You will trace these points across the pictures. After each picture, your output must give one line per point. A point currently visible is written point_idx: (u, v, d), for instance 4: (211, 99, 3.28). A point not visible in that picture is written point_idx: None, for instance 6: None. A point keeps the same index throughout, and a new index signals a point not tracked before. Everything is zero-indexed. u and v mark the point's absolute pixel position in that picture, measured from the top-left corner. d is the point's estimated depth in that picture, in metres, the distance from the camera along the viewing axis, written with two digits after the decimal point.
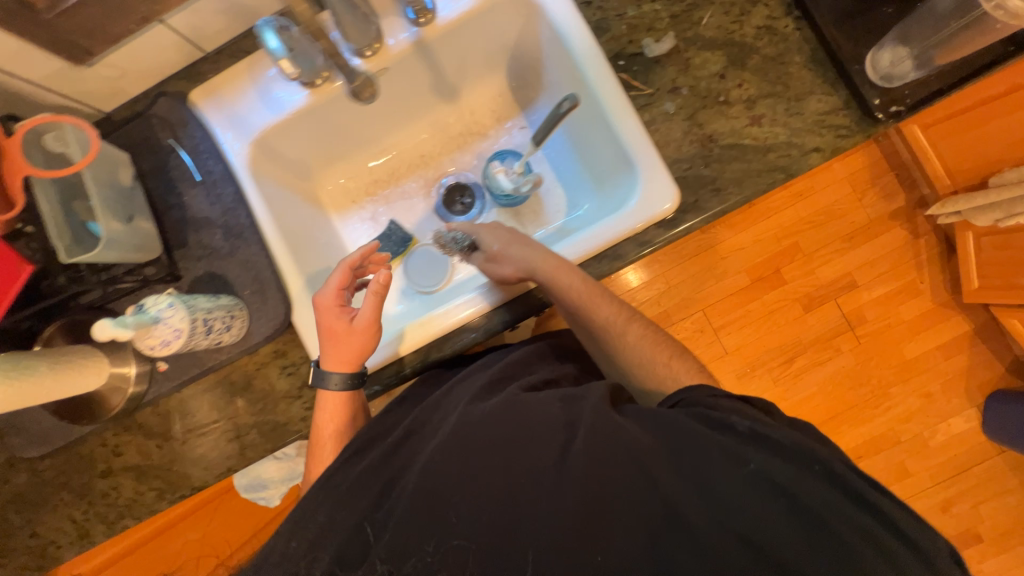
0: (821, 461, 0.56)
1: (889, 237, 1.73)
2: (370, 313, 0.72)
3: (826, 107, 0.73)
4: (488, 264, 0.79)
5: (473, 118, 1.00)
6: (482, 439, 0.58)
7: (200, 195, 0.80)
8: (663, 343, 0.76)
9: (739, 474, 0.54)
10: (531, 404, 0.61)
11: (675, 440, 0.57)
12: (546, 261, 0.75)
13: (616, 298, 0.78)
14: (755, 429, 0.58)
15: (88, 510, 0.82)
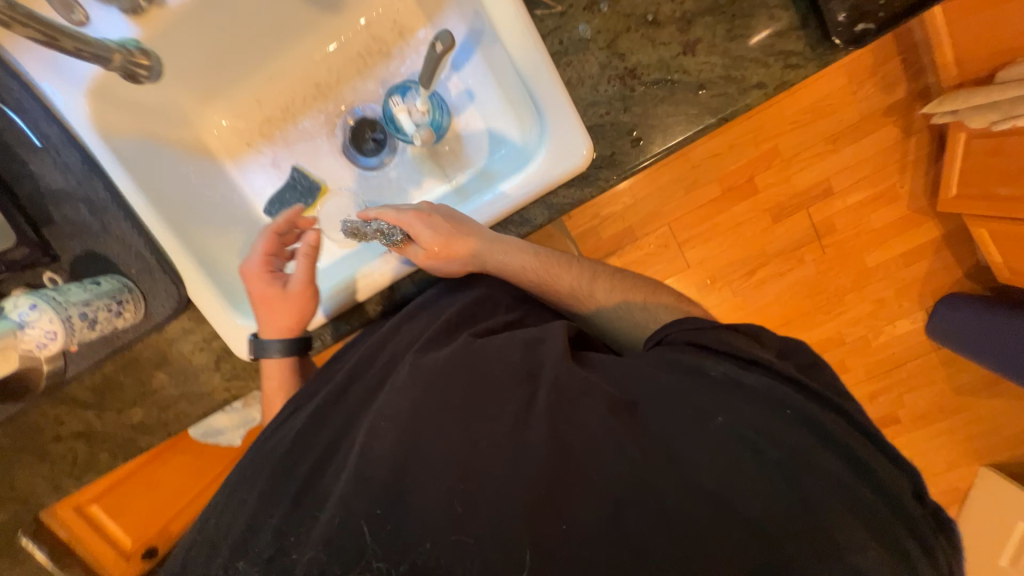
0: (800, 407, 0.48)
1: (883, 136, 1.60)
2: (303, 273, 0.72)
3: (777, 27, 0.59)
4: (435, 260, 0.67)
5: (372, 34, 0.83)
6: (414, 401, 0.51)
7: (50, 162, 0.70)
8: (634, 288, 0.68)
9: (706, 430, 0.46)
10: (486, 357, 0.54)
11: (636, 392, 0.50)
12: (495, 248, 0.66)
13: (573, 259, 0.71)
14: (729, 374, 0.50)
15: (51, 468, 0.89)
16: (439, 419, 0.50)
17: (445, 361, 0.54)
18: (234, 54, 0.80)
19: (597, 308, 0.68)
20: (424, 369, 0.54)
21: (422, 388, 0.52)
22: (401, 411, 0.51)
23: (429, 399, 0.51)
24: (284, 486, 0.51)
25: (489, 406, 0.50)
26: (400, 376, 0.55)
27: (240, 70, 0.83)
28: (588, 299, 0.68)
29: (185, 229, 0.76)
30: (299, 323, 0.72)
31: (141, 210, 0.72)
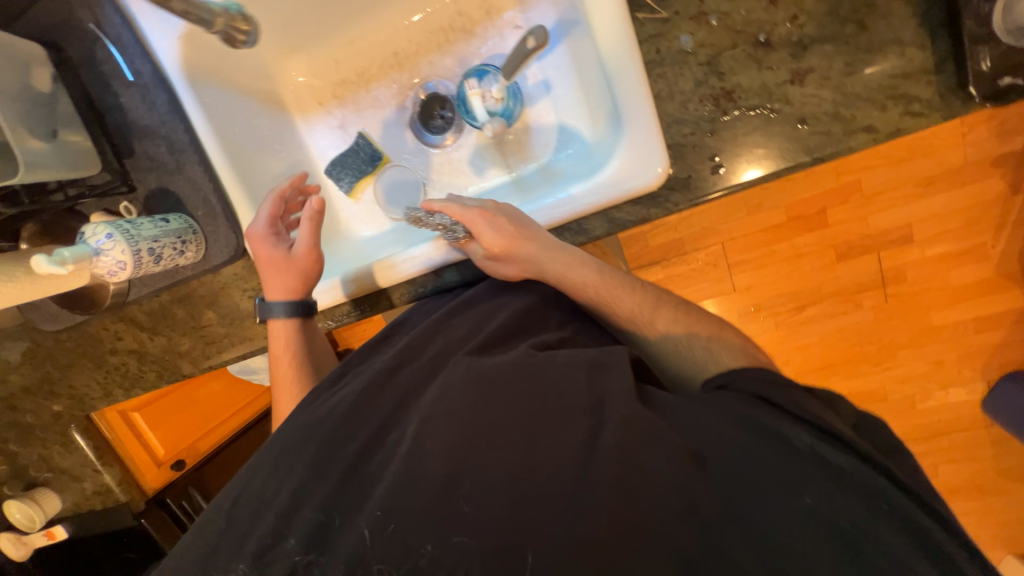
0: (893, 501, 0.42)
1: (983, 189, 1.45)
2: (306, 237, 0.73)
3: (906, 67, 0.52)
4: (492, 263, 0.67)
5: (458, 8, 0.81)
6: (467, 411, 0.50)
7: (138, 98, 0.73)
8: (700, 322, 0.63)
9: (790, 512, 0.42)
10: (542, 370, 0.51)
11: (706, 450, 0.45)
12: (556, 258, 0.64)
13: (638, 282, 0.67)
14: (817, 449, 0.44)
15: (106, 376, 0.97)
16: (488, 427, 0.49)
17: (501, 367, 0.52)
18: (322, 12, 0.80)
19: (655, 339, 0.64)
20: (479, 370, 0.53)
21: (474, 389, 0.51)
22: (451, 407, 0.51)
23: (480, 404, 0.50)
24: (327, 458, 0.53)
25: (542, 426, 0.48)
26: (453, 371, 0.54)
27: (325, 30, 0.83)
28: (647, 328, 0.64)
29: (251, 181, 0.78)
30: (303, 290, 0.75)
31: (212, 158, 0.74)
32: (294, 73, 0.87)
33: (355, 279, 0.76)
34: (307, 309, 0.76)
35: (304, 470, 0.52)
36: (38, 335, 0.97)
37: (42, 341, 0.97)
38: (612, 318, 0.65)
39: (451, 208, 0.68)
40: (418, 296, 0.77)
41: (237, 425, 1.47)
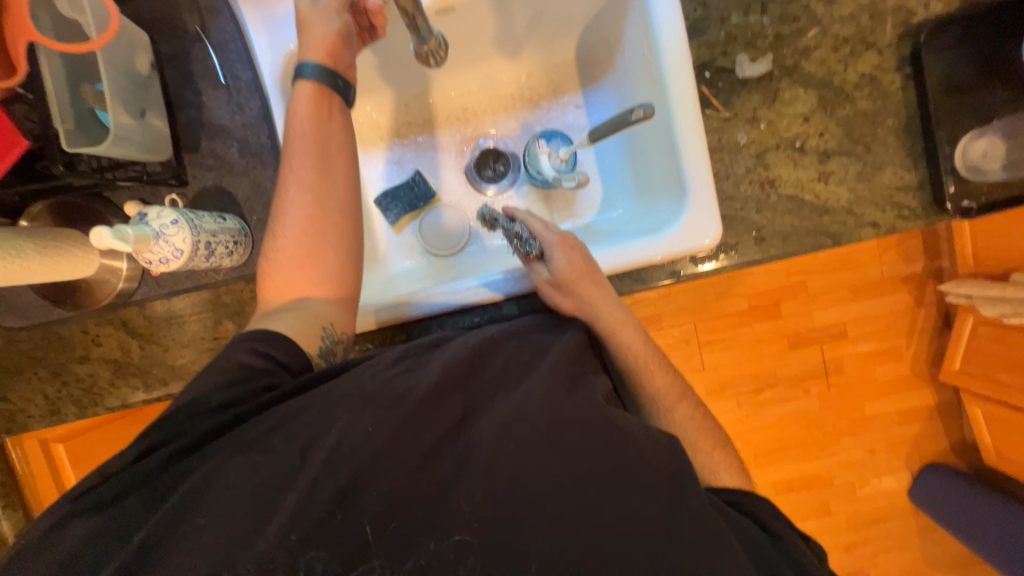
0: None
1: (895, 300, 1.69)
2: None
3: (899, 182, 0.69)
4: (553, 293, 0.69)
5: (528, 82, 0.92)
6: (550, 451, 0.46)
7: (222, 100, 0.74)
8: (709, 430, 0.67)
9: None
10: (625, 430, 0.49)
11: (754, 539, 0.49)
12: (613, 309, 0.68)
13: (672, 369, 0.71)
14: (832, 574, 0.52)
15: (60, 390, 0.82)
16: (567, 461, 0.46)
17: (582, 408, 0.49)
18: (410, 63, 0.88)
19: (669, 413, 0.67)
20: (566, 407, 0.49)
21: (557, 424, 0.47)
22: (530, 439, 0.47)
23: (567, 437, 0.47)
24: (379, 470, 0.46)
25: (619, 470, 0.46)
26: (531, 398, 0.49)
27: (405, 76, 0.90)
28: (655, 399, 0.68)
29: None
30: (327, 131, 0.66)
31: None
32: (367, 109, 0.92)
33: (411, 302, 0.74)
34: (337, 80, 0.67)
35: (363, 478, 0.46)
36: None
37: None
38: (632, 382, 0.70)
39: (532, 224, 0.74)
40: (473, 324, 0.78)
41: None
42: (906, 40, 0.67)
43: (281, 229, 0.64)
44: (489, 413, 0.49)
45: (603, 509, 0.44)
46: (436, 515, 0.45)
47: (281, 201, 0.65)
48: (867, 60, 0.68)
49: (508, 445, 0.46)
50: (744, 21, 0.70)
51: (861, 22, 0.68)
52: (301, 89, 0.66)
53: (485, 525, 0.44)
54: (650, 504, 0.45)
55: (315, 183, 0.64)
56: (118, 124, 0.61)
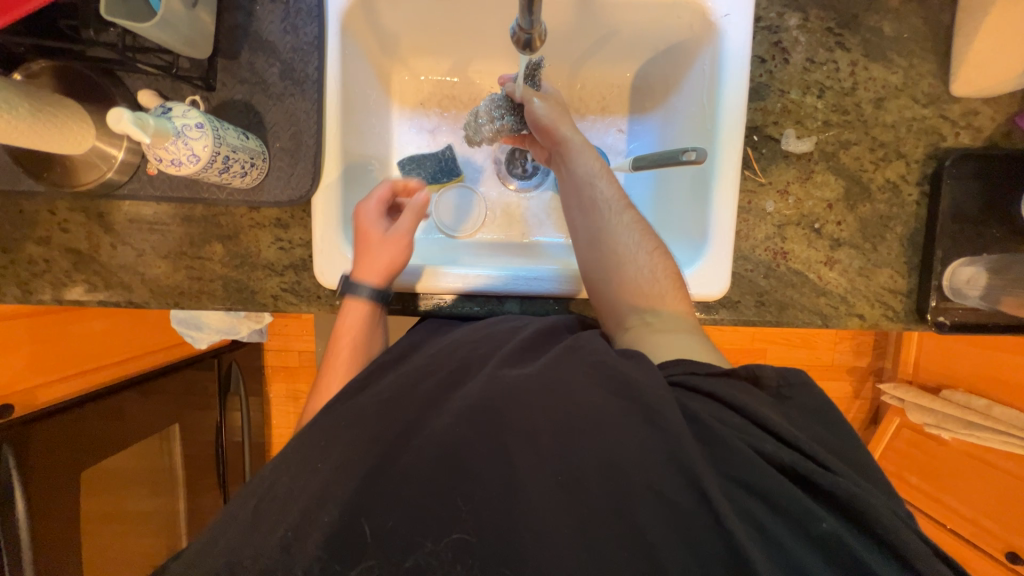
0: None
1: (837, 388, 1.74)
2: (408, 224, 0.69)
3: (891, 285, 0.75)
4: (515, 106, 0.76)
5: (580, 93, 0.91)
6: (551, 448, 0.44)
7: (277, 16, 0.70)
8: None
9: None
10: (633, 381, 0.47)
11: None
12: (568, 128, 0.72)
13: None
14: None
15: (6, 267, 0.75)
16: (573, 439, 0.44)
17: (595, 383, 0.47)
18: (469, 40, 0.85)
19: (658, 304, 0.64)
20: (569, 379, 0.48)
21: (563, 397, 0.46)
22: (535, 415, 0.45)
23: (577, 411, 0.45)
24: (381, 445, 0.46)
25: (626, 440, 0.44)
26: (533, 375, 0.48)
27: (460, 47, 0.86)
28: (638, 270, 0.66)
29: (347, 142, 0.75)
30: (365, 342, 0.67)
31: (329, 103, 0.71)
32: (414, 72, 0.90)
33: (437, 275, 0.74)
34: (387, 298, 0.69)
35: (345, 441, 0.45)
36: None
37: None
38: (621, 261, 0.67)
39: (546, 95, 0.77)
40: (471, 314, 0.75)
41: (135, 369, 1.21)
42: (931, 160, 0.73)
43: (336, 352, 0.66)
44: (477, 386, 0.48)
45: (605, 487, 0.43)
46: (427, 499, 0.43)
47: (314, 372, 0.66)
48: (894, 169, 0.74)
49: (501, 412, 0.45)
50: (800, 99, 0.74)
51: (899, 132, 0.73)
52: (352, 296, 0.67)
53: (473, 520, 0.42)
54: (656, 509, 0.42)
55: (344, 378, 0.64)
56: (168, 9, 0.57)
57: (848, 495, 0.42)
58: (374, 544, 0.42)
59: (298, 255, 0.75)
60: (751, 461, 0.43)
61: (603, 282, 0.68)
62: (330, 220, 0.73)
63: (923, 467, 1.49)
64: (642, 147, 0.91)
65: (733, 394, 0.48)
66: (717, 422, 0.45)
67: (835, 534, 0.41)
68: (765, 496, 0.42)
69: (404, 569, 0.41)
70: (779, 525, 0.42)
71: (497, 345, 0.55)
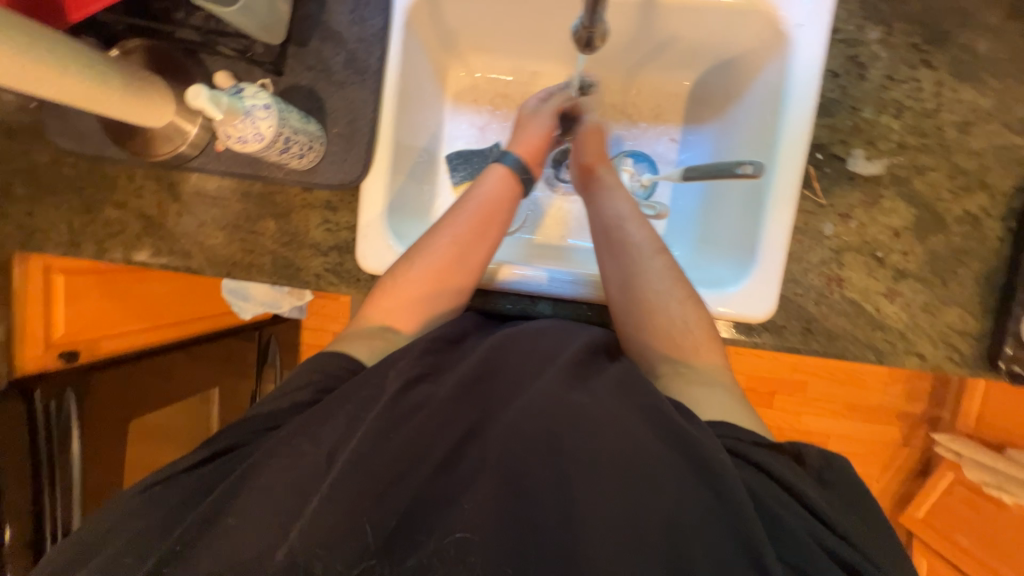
0: None
1: (884, 432, 1.60)
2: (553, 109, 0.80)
3: (960, 325, 0.68)
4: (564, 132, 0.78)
5: (634, 99, 0.90)
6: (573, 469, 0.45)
7: (347, 7, 0.73)
8: None
9: None
10: (697, 442, 0.45)
11: None
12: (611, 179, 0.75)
13: None
14: None
15: (87, 225, 0.82)
16: (635, 493, 0.43)
17: (657, 435, 0.46)
18: (527, 39, 0.85)
19: (688, 355, 0.60)
20: (631, 424, 0.46)
21: (627, 446, 0.45)
22: (597, 458, 0.45)
23: (639, 462, 0.44)
24: (409, 437, 0.46)
25: (687, 501, 0.43)
26: (597, 416, 0.46)
27: (517, 46, 0.87)
28: (674, 319, 0.61)
29: (400, 133, 0.77)
30: (465, 259, 0.67)
31: (387, 94, 0.74)
32: (470, 68, 0.91)
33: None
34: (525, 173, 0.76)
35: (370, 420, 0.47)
36: (31, 142, 0.81)
37: (30, 150, 0.81)
38: (653, 308, 0.62)
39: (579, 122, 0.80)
40: (503, 312, 0.75)
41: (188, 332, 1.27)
42: (1020, 194, 0.67)
43: (404, 284, 0.65)
44: (529, 414, 0.47)
45: (665, 545, 0.42)
46: (476, 514, 0.45)
47: (406, 257, 0.67)
48: (975, 200, 0.67)
49: (562, 451, 0.45)
50: (873, 118, 0.69)
51: (985, 161, 0.67)
52: (496, 171, 0.75)
53: (484, 525, 0.45)
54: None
55: (434, 281, 0.65)
56: None
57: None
58: (376, 544, 0.44)
59: (343, 237, 0.78)
60: (798, 537, 0.43)
61: (633, 327, 0.63)
62: (376, 207, 0.75)
63: (976, 531, 1.35)
64: (693, 158, 0.88)
65: (780, 468, 0.47)
66: (766, 495, 0.45)
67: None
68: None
69: (404, 568, 0.44)
70: (785, 573, 0.42)
71: (541, 363, 0.52)
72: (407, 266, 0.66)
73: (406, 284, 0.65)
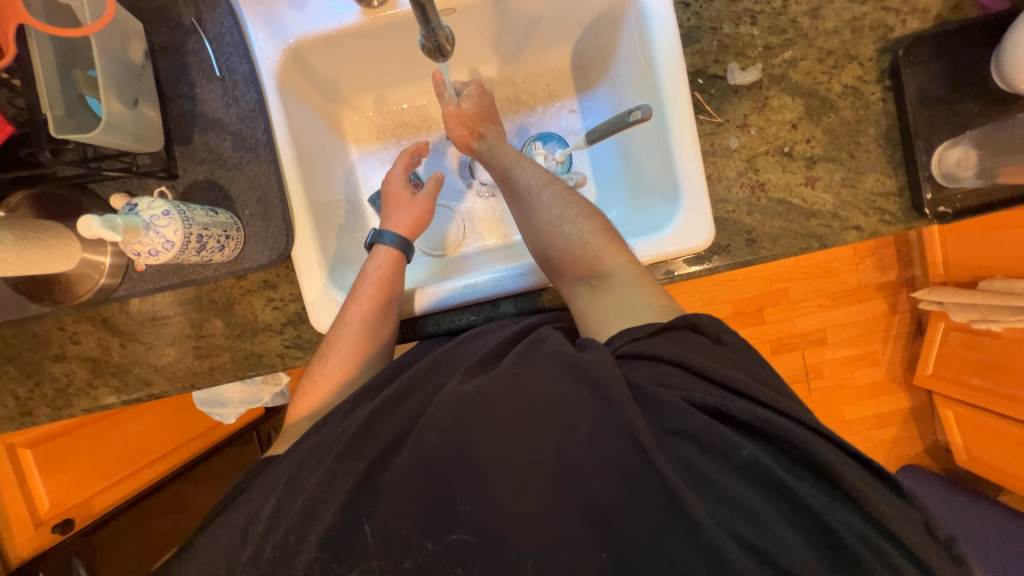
0: None
1: (871, 307, 1.66)
2: (432, 191, 0.80)
3: (881, 188, 0.72)
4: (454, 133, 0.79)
5: (524, 86, 0.92)
6: (507, 434, 0.46)
7: (217, 93, 0.73)
8: None
9: None
10: (586, 364, 0.48)
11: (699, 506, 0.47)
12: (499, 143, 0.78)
13: None
14: None
15: (33, 390, 0.79)
16: (533, 430, 0.46)
17: (552, 373, 0.48)
18: (404, 67, 0.87)
19: (596, 264, 0.64)
20: (540, 379, 0.48)
21: (523, 390, 0.48)
22: (495, 409, 0.47)
23: (544, 404, 0.47)
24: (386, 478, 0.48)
25: (578, 418, 0.46)
26: (497, 374, 0.49)
27: (397, 75, 0.88)
28: (574, 235, 0.65)
29: (312, 194, 0.78)
30: (375, 331, 0.68)
31: (284, 161, 0.74)
32: (362, 109, 0.92)
33: (428, 294, 0.74)
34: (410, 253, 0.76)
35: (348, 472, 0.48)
36: None
37: None
38: (548, 232, 0.67)
39: (450, 132, 0.79)
40: (469, 325, 0.75)
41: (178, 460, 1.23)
42: (885, 54, 0.71)
43: (328, 374, 0.67)
44: (442, 401, 0.49)
45: (562, 464, 0.45)
46: (426, 509, 0.45)
47: (326, 350, 0.68)
48: (850, 72, 0.72)
49: (466, 416, 0.47)
50: (735, 32, 0.73)
51: (844, 36, 0.72)
52: (382, 251, 0.74)
53: (476, 529, 0.44)
54: (611, 479, 0.44)
55: (353, 358, 0.67)
56: (111, 113, 0.60)
57: (760, 419, 0.45)
58: (375, 553, 0.45)
59: (292, 310, 0.77)
60: (715, 424, 0.45)
61: (550, 257, 0.67)
62: (311, 271, 0.75)
63: (981, 365, 1.41)
64: (595, 120, 0.91)
65: (670, 348, 0.50)
66: (718, 403, 0.46)
67: (756, 460, 0.44)
68: (693, 437, 0.44)
69: (404, 568, 0.44)
70: (719, 470, 0.44)
71: (456, 362, 0.58)
72: (331, 357, 0.67)
73: (330, 374, 0.67)
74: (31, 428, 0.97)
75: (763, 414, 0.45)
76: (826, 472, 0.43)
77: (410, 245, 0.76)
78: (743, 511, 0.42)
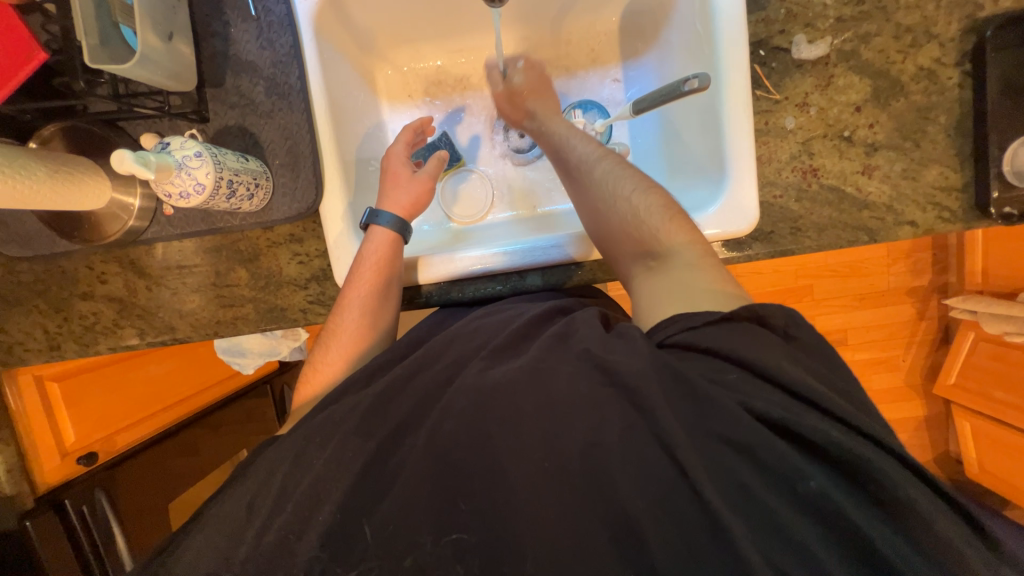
0: None
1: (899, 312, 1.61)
2: (433, 171, 0.76)
3: (943, 182, 0.67)
4: (506, 104, 0.78)
5: (568, 49, 0.87)
6: (532, 427, 0.46)
7: (252, 34, 0.71)
8: None
9: None
10: (615, 362, 0.46)
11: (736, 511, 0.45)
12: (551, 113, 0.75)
13: None
14: None
15: (62, 325, 0.80)
16: (555, 427, 0.45)
17: (580, 370, 0.47)
18: (444, 20, 0.82)
19: (652, 242, 0.61)
20: (565, 374, 0.47)
21: (548, 383, 0.47)
22: (516, 401, 0.47)
23: (568, 403, 0.46)
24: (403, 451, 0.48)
25: (610, 419, 0.45)
26: (519, 366, 0.49)
27: (437, 29, 0.84)
28: (628, 210, 0.63)
29: (343, 149, 0.76)
30: (376, 315, 0.67)
31: (317, 112, 0.72)
32: (397, 64, 0.88)
33: (454, 261, 0.72)
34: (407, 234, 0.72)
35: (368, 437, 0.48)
36: None
37: None
38: (603, 208, 0.64)
39: (502, 111, 0.79)
40: (495, 295, 0.74)
41: (193, 408, 1.26)
42: (969, 34, 0.65)
43: (331, 358, 0.66)
44: (464, 386, 0.49)
45: (586, 466, 0.44)
46: (438, 493, 0.45)
47: (329, 337, 0.67)
48: (927, 53, 0.66)
49: (487, 408, 0.47)
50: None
51: (926, 11, 0.66)
52: (376, 232, 0.70)
53: (482, 519, 0.44)
54: (643, 487, 0.43)
55: (355, 343, 0.66)
56: (146, 45, 0.58)
57: (818, 436, 0.42)
58: (390, 520, 0.45)
59: (317, 266, 0.76)
60: (761, 431, 0.43)
61: (610, 233, 0.64)
62: (339, 227, 0.73)
63: (1009, 381, 1.36)
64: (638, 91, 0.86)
65: (727, 340, 0.48)
66: (755, 398, 0.44)
67: (805, 484, 0.42)
68: (738, 447, 0.43)
69: (403, 569, 0.44)
70: (760, 483, 0.42)
71: (482, 342, 0.56)
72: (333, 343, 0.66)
73: (332, 357, 0.66)
74: (55, 363, 0.98)
75: (822, 431, 0.42)
76: (861, 479, 0.42)
77: (407, 228, 0.72)
78: (774, 528, 0.41)
